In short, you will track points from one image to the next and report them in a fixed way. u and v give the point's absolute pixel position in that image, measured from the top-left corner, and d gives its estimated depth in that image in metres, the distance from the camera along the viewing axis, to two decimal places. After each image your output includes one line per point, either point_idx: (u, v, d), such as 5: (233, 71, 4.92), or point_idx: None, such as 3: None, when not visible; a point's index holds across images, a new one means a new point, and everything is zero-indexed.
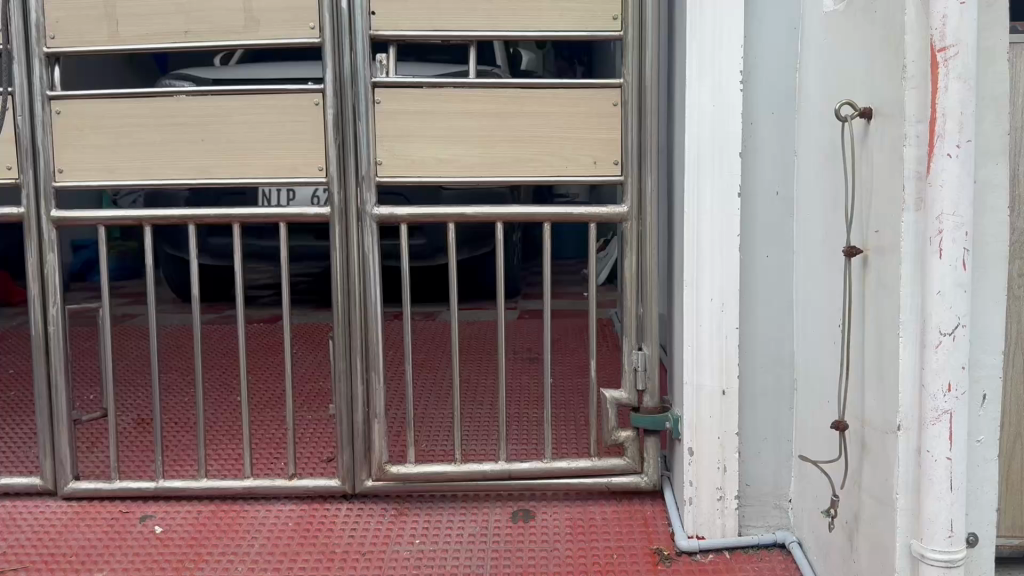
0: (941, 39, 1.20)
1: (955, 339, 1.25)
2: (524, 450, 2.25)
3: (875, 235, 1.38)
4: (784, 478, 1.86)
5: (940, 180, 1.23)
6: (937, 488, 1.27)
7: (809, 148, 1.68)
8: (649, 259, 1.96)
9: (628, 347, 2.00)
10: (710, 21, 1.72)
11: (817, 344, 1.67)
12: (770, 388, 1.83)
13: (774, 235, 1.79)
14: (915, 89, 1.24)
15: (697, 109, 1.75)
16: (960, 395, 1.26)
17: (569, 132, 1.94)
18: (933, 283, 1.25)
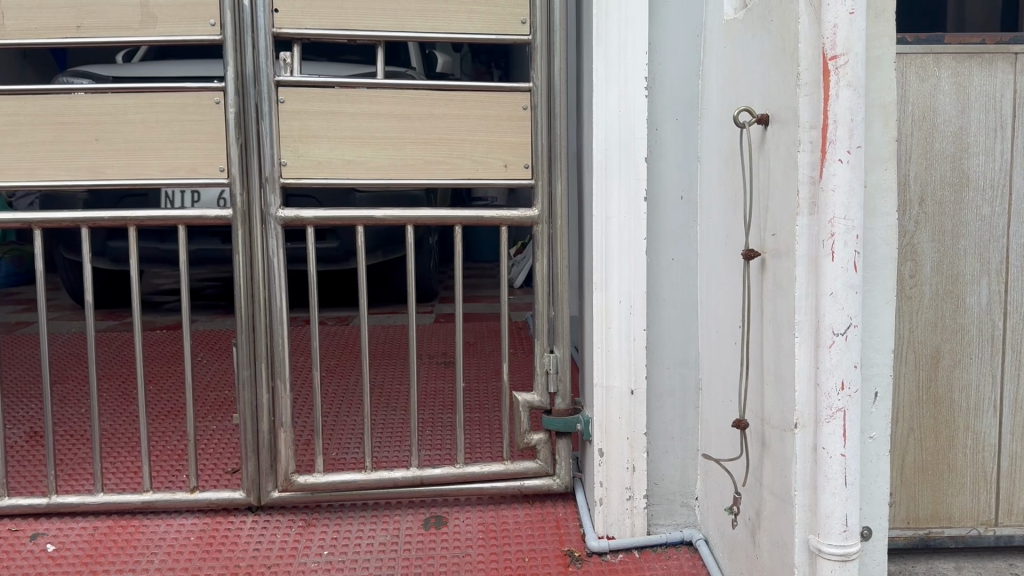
0: (832, 48, 1.24)
1: (847, 340, 1.29)
2: (437, 455, 2.22)
3: (773, 239, 1.42)
4: (690, 477, 1.89)
5: (832, 186, 1.26)
6: (831, 484, 1.30)
7: (711, 154, 1.72)
8: (561, 262, 1.97)
9: (540, 349, 2.01)
10: (616, 28, 1.73)
11: (720, 345, 1.71)
12: (676, 389, 1.86)
13: (678, 238, 1.83)
14: (809, 95, 1.28)
15: (603, 113, 1.76)
16: (852, 393, 1.30)
17: (479, 135, 1.92)
18: (825, 284, 1.29)
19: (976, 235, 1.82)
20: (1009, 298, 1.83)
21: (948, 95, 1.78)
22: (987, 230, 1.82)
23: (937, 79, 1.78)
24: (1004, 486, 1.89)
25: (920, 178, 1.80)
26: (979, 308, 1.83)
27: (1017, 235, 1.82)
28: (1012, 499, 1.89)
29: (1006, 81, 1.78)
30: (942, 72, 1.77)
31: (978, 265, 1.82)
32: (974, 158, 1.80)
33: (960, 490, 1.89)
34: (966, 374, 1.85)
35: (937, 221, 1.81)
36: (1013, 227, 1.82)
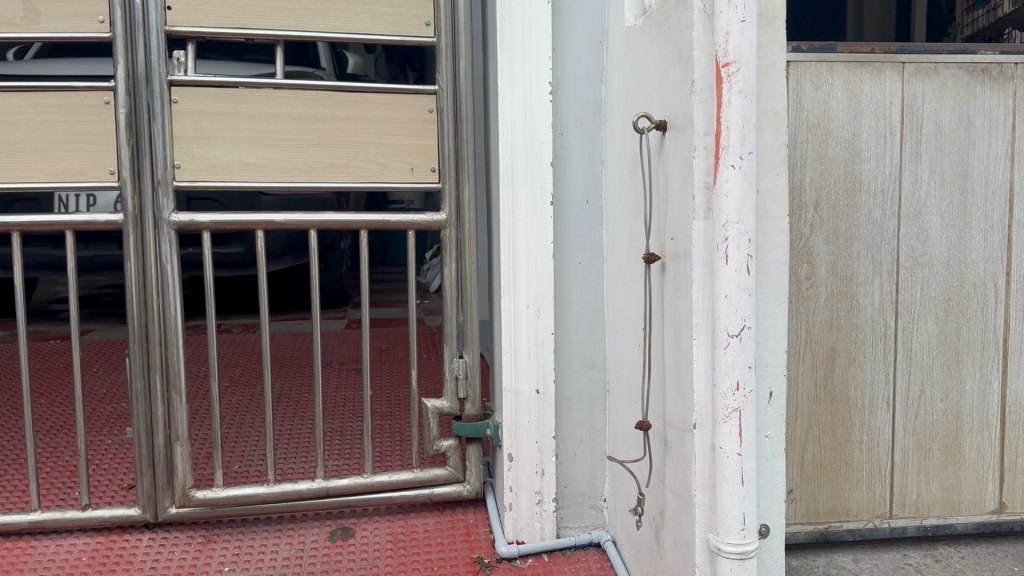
0: (724, 55, 1.25)
1: (742, 341, 1.31)
2: (344, 464, 2.18)
3: (672, 243, 1.44)
4: (598, 479, 1.90)
5: (725, 190, 1.28)
6: (729, 484, 1.32)
7: (615, 159, 1.74)
8: (469, 266, 1.95)
9: (449, 354, 1.97)
10: (520, 32, 1.73)
11: (625, 349, 1.72)
12: (583, 392, 1.87)
13: (584, 242, 1.84)
14: (703, 102, 1.30)
15: (508, 116, 1.75)
16: (748, 394, 1.32)
17: (384, 137, 1.89)
18: (721, 287, 1.30)
19: (868, 237, 1.88)
20: (899, 298, 1.90)
21: (840, 102, 1.84)
22: (879, 232, 1.88)
23: (830, 87, 1.83)
24: (897, 479, 1.96)
25: (815, 182, 1.85)
26: (871, 307, 1.90)
27: (907, 237, 1.89)
28: (904, 492, 1.96)
29: (894, 89, 1.85)
30: (835, 81, 1.83)
31: (870, 267, 1.89)
32: (866, 163, 1.86)
33: (856, 484, 1.95)
34: (860, 373, 1.91)
35: (831, 225, 1.87)
36: (903, 229, 1.89)
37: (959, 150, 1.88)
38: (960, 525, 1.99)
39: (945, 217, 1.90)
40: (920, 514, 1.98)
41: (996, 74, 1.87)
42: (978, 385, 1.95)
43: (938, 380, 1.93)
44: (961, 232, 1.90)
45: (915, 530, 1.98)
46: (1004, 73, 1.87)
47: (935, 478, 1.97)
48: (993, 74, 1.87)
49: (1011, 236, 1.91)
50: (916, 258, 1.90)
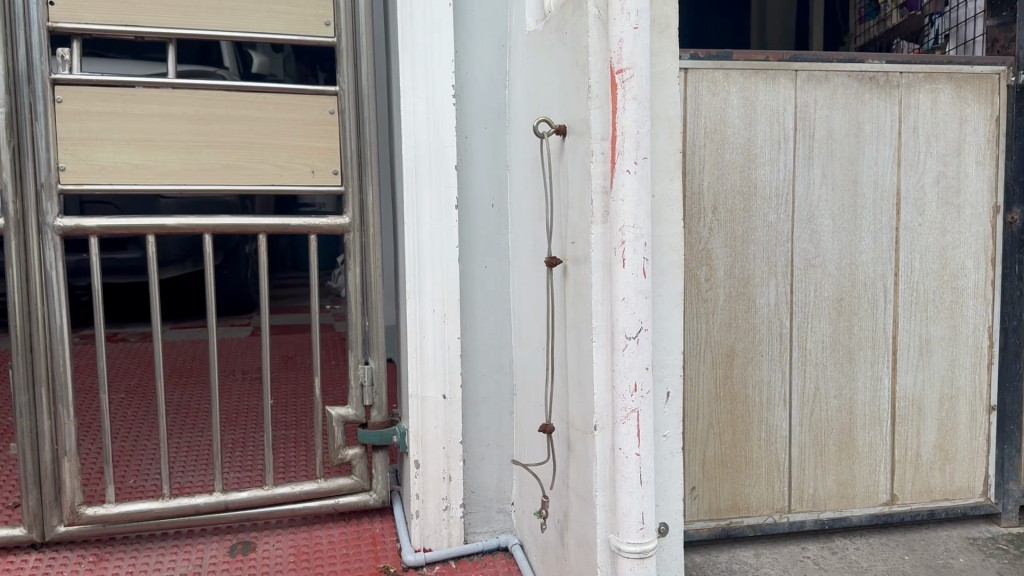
0: (618, 61, 1.26)
1: (639, 343, 1.32)
2: (245, 476, 2.12)
3: (573, 247, 1.45)
4: (506, 483, 1.89)
5: (620, 195, 1.29)
6: (628, 484, 1.33)
7: (518, 162, 1.73)
8: (373, 271, 1.92)
9: (354, 361, 1.93)
10: (422, 33, 1.70)
11: (530, 353, 1.72)
12: (491, 396, 1.85)
13: (490, 245, 1.82)
14: (599, 107, 1.31)
15: (411, 120, 1.73)
16: (645, 394, 1.33)
17: (283, 139, 1.85)
18: (618, 290, 1.32)
19: (763, 239, 1.94)
20: (793, 298, 1.97)
21: (736, 109, 1.89)
22: (774, 235, 1.94)
23: (726, 93, 1.89)
24: (795, 475, 2.01)
25: (713, 187, 1.90)
26: (767, 308, 1.96)
27: (801, 240, 1.96)
28: (802, 487, 2.02)
29: (788, 95, 1.91)
30: (730, 88, 1.89)
31: (766, 269, 1.95)
32: (761, 168, 1.92)
33: (756, 480, 2.00)
34: (758, 371, 1.97)
35: (728, 228, 1.92)
36: (797, 232, 1.95)
37: (848, 155, 1.95)
38: (855, 517, 2.05)
39: (835, 220, 1.97)
40: (817, 507, 2.03)
41: (883, 83, 1.95)
42: (869, 381, 2.02)
43: (831, 377, 2.00)
44: (851, 235, 1.97)
45: (813, 523, 2.03)
46: (890, 81, 1.95)
47: (830, 473, 2.03)
48: (879, 82, 1.95)
49: (898, 238, 1.99)
50: (809, 259, 1.96)
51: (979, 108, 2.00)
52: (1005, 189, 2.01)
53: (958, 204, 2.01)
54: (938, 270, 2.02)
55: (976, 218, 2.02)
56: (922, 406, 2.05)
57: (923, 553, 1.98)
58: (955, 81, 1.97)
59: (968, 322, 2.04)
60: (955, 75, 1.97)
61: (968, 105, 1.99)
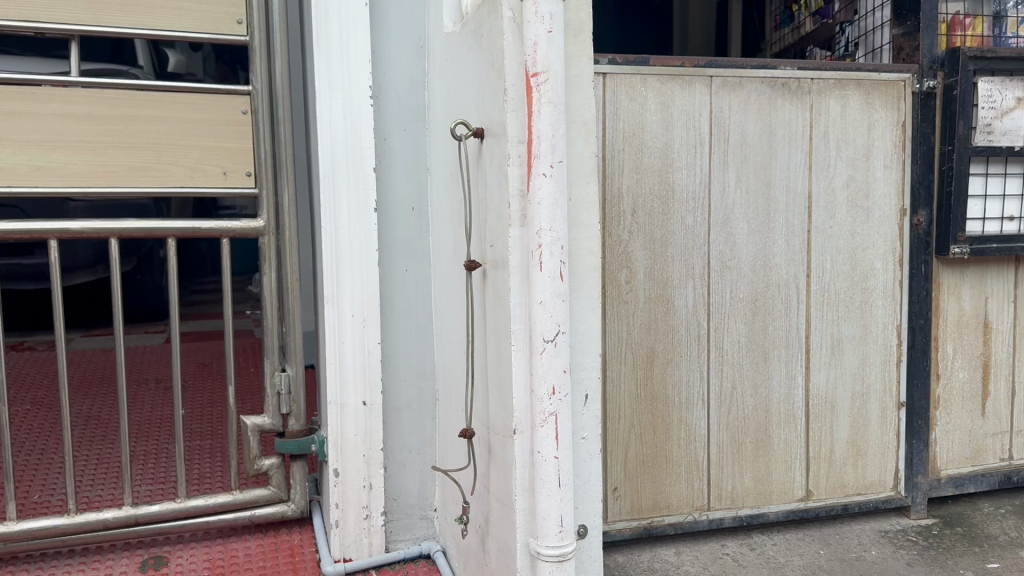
0: (533, 65, 1.25)
1: (557, 346, 1.30)
2: (157, 489, 2.04)
3: (491, 250, 1.42)
4: (428, 489, 1.87)
5: (537, 199, 1.27)
6: (546, 487, 1.31)
7: (438, 165, 1.71)
8: (290, 276, 1.87)
9: (270, 368, 1.88)
10: (338, 33, 1.67)
11: (451, 357, 1.70)
12: (413, 402, 1.83)
13: (410, 249, 1.79)
14: (515, 111, 1.29)
15: (327, 122, 1.69)
16: (563, 397, 1.31)
17: (193, 140, 1.79)
18: (536, 293, 1.30)
19: (681, 242, 1.97)
20: (710, 299, 2.00)
21: (653, 114, 1.92)
22: (691, 238, 1.98)
23: (644, 99, 1.91)
24: (713, 473, 2.05)
25: (632, 190, 1.92)
26: (685, 310, 1.99)
27: (717, 242, 1.99)
28: (721, 485, 2.05)
29: (703, 101, 1.95)
30: (648, 93, 1.91)
31: (684, 271, 1.98)
32: (678, 171, 1.95)
33: (675, 479, 2.02)
34: (677, 371, 2.00)
35: (647, 232, 1.94)
36: (712, 235, 1.99)
37: (761, 160, 2.00)
38: (772, 513, 2.09)
39: (750, 223, 2.01)
40: (735, 504, 2.07)
41: (795, 89, 2.00)
42: (784, 380, 2.07)
43: (747, 376, 2.05)
44: (765, 238, 2.02)
45: (732, 521, 2.06)
46: (802, 88, 2.00)
47: (747, 470, 2.07)
48: (791, 88, 2.00)
49: (810, 240, 2.05)
50: (725, 261, 2.00)
51: (886, 114, 2.07)
52: (911, 192, 2.09)
53: (867, 207, 2.08)
54: (848, 272, 2.08)
55: (883, 220, 2.09)
56: (835, 403, 2.11)
57: (837, 547, 2.03)
58: (863, 87, 2.04)
59: (877, 321, 2.11)
60: (863, 82, 2.04)
61: (875, 111, 2.06)
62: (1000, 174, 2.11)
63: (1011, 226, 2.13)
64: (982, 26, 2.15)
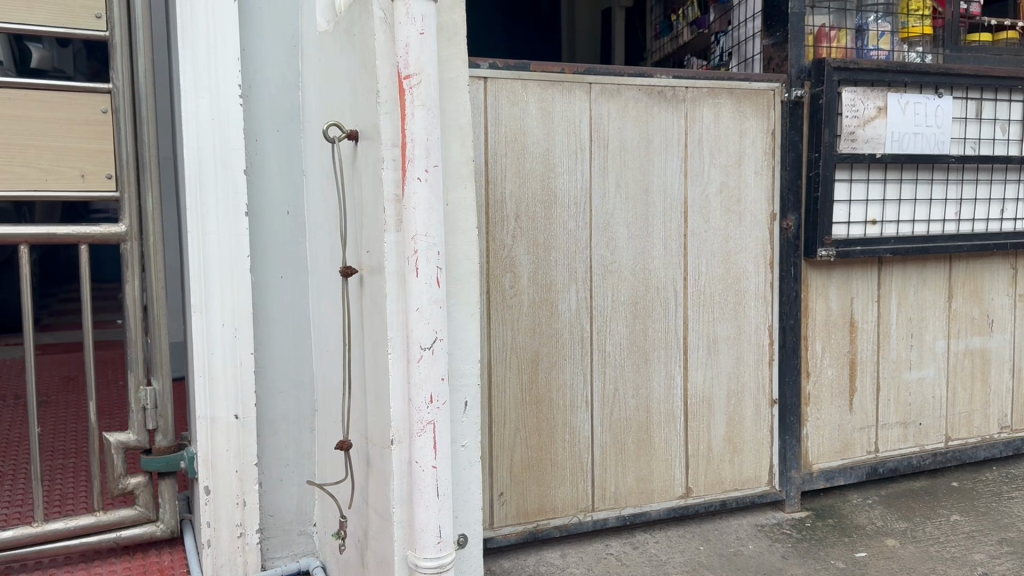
0: (405, 67, 1.21)
1: (434, 354, 1.26)
2: (11, 513, 1.90)
3: (367, 256, 1.38)
4: (307, 504, 1.81)
5: (412, 204, 1.23)
6: (425, 497, 1.28)
7: (313, 168, 1.66)
8: (156, 283, 1.77)
9: (134, 383, 1.77)
10: (204, 30, 1.60)
11: (328, 367, 1.64)
12: (290, 413, 1.77)
13: (284, 255, 1.73)
14: (388, 113, 1.25)
15: (194, 122, 1.61)
16: (442, 405, 1.28)
17: (47, 140, 1.68)
18: (412, 300, 1.26)
19: (563, 247, 1.98)
20: (593, 302, 2.02)
21: (534, 119, 1.92)
22: (573, 242, 1.99)
23: (525, 104, 1.91)
24: (598, 474, 2.06)
25: (515, 195, 1.92)
26: (569, 314, 2.00)
27: (598, 246, 2.01)
28: (605, 486, 2.08)
29: (583, 108, 1.97)
30: (529, 99, 1.91)
31: (567, 275, 1.99)
32: (560, 176, 1.96)
33: (561, 482, 2.03)
34: (561, 375, 2.01)
35: (530, 236, 1.94)
36: (594, 239, 2.01)
37: (639, 166, 2.04)
38: (654, 512, 2.13)
39: (629, 227, 2.04)
40: (618, 504, 2.09)
41: (671, 97, 2.05)
42: (664, 380, 2.11)
43: (629, 378, 2.08)
44: (644, 242, 2.06)
45: (616, 520, 2.08)
46: (677, 96, 2.05)
47: (630, 470, 2.10)
48: (667, 96, 2.04)
49: (687, 244, 2.10)
50: (607, 264, 2.03)
51: (757, 122, 2.14)
52: (781, 197, 2.17)
53: (740, 213, 2.14)
54: (723, 274, 2.14)
55: (755, 225, 2.16)
56: (712, 402, 2.17)
57: (716, 542, 2.09)
58: (735, 96, 2.11)
59: (750, 322, 2.18)
60: (735, 90, 2.10)
61: (747, 120, 2.13)
62: (863, 179, 2.21)
63: (874, 229, 2.24)
64: (845, 38, 2.26)
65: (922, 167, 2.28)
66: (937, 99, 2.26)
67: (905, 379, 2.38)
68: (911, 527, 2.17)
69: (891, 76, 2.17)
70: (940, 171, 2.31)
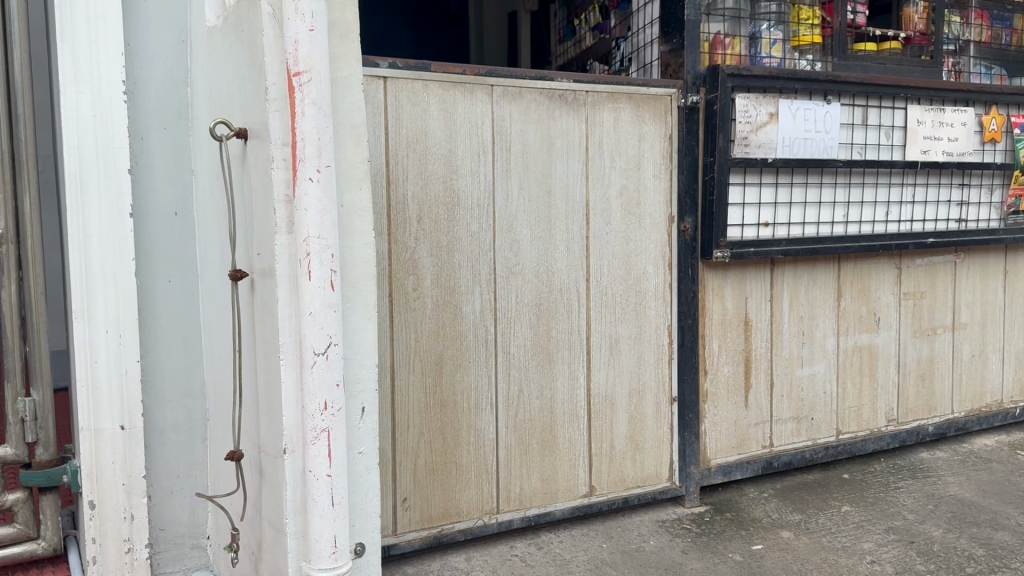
0: (294, 64, 1.18)
1: (328, 359, 1.23)
2: None
3: (258, 259, 1.34)
4: (199, 516, 1.75)
5: (304, 205, 1.20)
6: (319, 507, 1.25)
7: (202, 168, 1.61)
8: (34, 288, 1.68)
9: (11, 394, 1.68)
10: (85, 23, 1.52)
11: (220, 374, 1.59)
12: (180, 423, 1.71)
13: (173, 258, 1.67)
14: (278, 111, 1.21)
15: (73, 119, 1.53)
16: (336, 412, 1.25)
17: None
18: (305, 304, 1.22)
19: (466, 249, 1.97)
20: (496, 304, 2.02)
21: (436, 120, 1.91)
22: (476, 244, 1.98)
23: (426, 105, 1.89)
24: (502, 476, 2.07)
25: (417, 197, 1.90)
26: (473, 316, 1.99)
27: (501, 248, 2.02)
28: (509, 487, 2.08)
29: (485, 110, 1.96)
30: (430, 99, 1.89)
31: (470, 276, 1.98)
32: (462, 178, 1.95)
33: (465, 485, 2.02)
34: (465, 377, 2.00)
35: (433, 238, 1.93)
36: (498, 241, 2.01)
37: (542, 168, 2.05)
38: (558, 511, 2.14)
39: (532, 229, 2.05)
40: (523, 505, 2.10)
41: (571, 100, 2.07)
42: (567, 380, 2.13)
43: (533, 379, 2.09)
44: (546, 244, 2.07)
45: (520, 522, 2.09)
46: (577, 100, 2.08)
47: (534, 471, 2.11)
48: (568, 100, 2.06)
49: (589, 246, 2.12)
50: (510, 266, 2.03)
51: (655, 126, 2.18)
52: (679, 200, 2.22)
53: (639, 215, 2.18)
54: (624, 275, 2.18)
55: (654, 227, 2.21)
56: (614, 401, 2.20)
57: (618, 539, 2.12)
58: (634, 101, 2.14)
59: (650, 322, 2.22)
60: (634, 95, 2.14)
61: (646, 124, 2.17)
62: (756, 183, 2.28)
63: (767, 232, 2.32)
64: (739, 46, 2.33)
65: (811, 172, 2.36)
66: (825, 106, 2.34)
67: (798, 376, 2.47)
68: (804, 518, 2.25)
69: (782, 83, 2.24)
70: (829, 175, 2.40)
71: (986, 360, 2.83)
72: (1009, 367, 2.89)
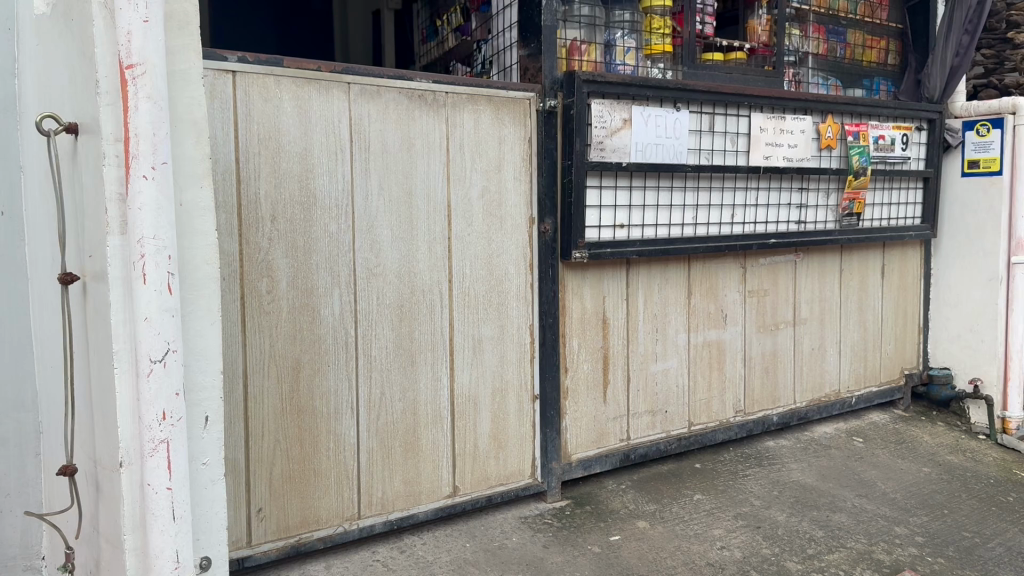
0: (126, 56, 1.13)
1: (166, 367, 1.17)
2: None
3: (90, 261, 1.27)
4: (33, 535, 1.63)
5: (136, 204, 1.14)
6: (158, 522, 1.19)
7: (31, 163, 1.50)
8: None
9: None
10: None
11: (52, 384, 1.49)
12: (9, 438, 1.60)
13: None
14: (109, 105, 1.15)
15: None
16: (176, 422, 1.20)
17: None
18: (140, 309, 1.16)
19: (324, 250, 1.93)
20: (356, 305, 1.99)
21: (290, 117, 1.86)
22: (334, 245, 1.94)
23: (279, 100, 1.84)
24: (363, 480, 2.04)
25: (270, 196, 1.85)
26: (331, 318, 1.95)
27: (361, 249, 1.99)
28: (370, 491, 2.05)
29: (341, 108, 1.93)
30: (282, 95, 1.85)
31: (329, 278, 1.94)
32: (319, 177, 1.91)
33: (324, 492, 1.98)
34: (324, 381, 1.96)
35: (289, 238, 1.88)
36: (357, 242, 1.98)
37: (402, 168, 2.04)
38: (421, 514, 2.13)
39: (392, 230, 2.03)
40: (385, 509, 2.08)
41: (430, 101, 2.07)
42: (430, 381, 2.13)
43: (395, 380, 2.07)
44: (408, 244, 2.06)
45: (382, 526, 2.07)
46: (437, 100, 2.08)
47: (397, 473, 2.09)
48: (427, 101, 2.06)
49: (450, 246, 2.13)
50: (370, 266, 2.01)
51: (514, 129, 2.21)
52: (538, 202, 2.27)
53: (500, 216, 2.21)
54: (486, 275, 2.20)
55: (515, 228, 2.24)
56: (477, 401, 2.21)
57: (481, 538, 2.14)
58: (493, 104, 2.17)
59: (512, 321, 2.25)
60: (493, 98, 2.16)
61: (505, 126, 2.20)
62: (612, 186, 2.36)
63: (622, 233, 2.40)
64: (595, 52, 2.40)
65: (662, 176, 2.47)
66: (675, 113, 2.45)
67: (652, 371, 2.56)
68: (659, 508, 2.34)
69: (634, 90, 2.33)
70: (679, 179, 2.51)
71: (825, 353, 3.03)
72: (845, 359, 3.10)
